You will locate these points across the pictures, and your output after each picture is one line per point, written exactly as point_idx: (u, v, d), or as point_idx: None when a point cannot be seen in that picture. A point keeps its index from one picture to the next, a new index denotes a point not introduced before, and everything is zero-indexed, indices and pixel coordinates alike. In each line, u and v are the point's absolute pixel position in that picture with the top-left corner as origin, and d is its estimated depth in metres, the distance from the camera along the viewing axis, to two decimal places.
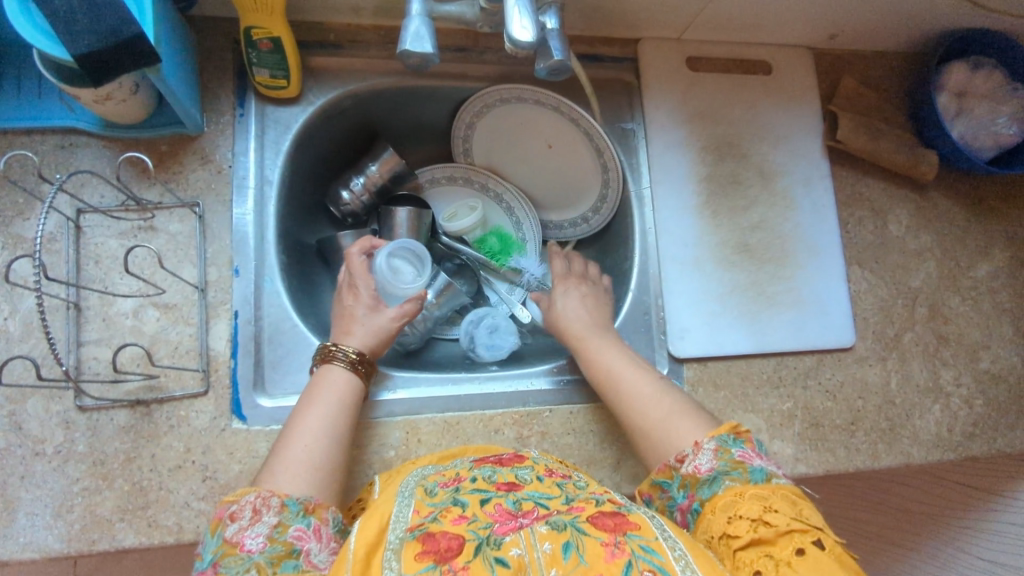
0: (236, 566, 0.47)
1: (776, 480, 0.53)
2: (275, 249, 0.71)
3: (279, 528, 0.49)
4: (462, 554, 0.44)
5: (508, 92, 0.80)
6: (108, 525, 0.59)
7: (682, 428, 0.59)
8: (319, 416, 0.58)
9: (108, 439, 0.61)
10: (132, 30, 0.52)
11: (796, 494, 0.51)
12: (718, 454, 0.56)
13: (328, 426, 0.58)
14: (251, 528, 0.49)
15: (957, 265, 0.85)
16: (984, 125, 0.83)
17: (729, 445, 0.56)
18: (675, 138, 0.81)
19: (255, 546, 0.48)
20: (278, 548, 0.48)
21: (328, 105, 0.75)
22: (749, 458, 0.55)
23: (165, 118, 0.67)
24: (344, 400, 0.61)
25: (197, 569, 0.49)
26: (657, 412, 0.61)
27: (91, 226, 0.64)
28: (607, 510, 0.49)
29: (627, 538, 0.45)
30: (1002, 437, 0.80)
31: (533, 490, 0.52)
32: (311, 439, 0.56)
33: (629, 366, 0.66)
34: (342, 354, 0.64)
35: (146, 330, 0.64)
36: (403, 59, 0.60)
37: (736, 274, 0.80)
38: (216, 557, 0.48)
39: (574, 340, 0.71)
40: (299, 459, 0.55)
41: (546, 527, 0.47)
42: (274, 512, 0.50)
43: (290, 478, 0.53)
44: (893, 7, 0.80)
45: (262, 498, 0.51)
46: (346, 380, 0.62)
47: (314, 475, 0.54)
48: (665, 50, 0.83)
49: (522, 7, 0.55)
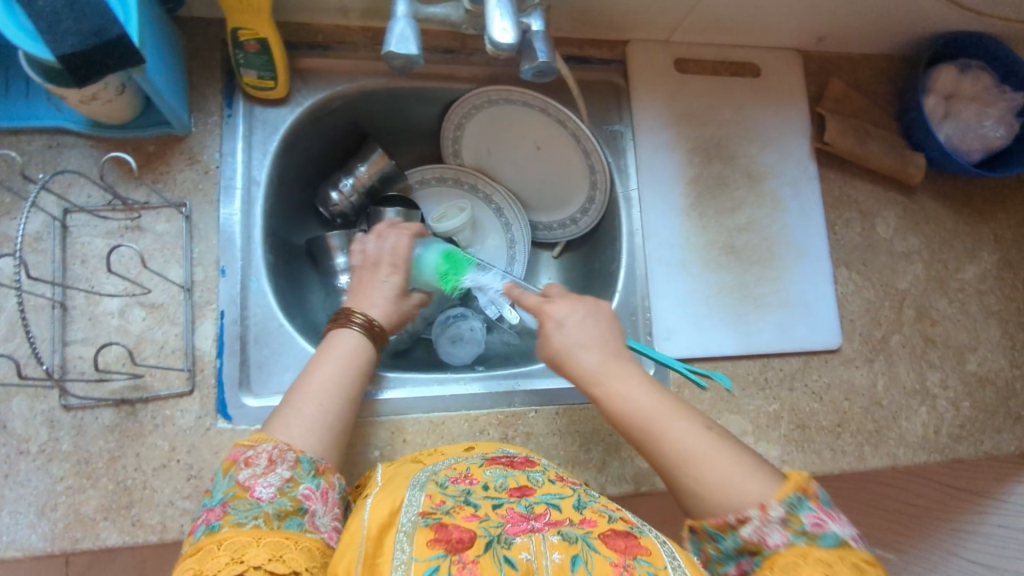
0: (245, 511, 0.48)
1: (849, 548, 0.47)
2: (262, 248, 0.71)
3: (290, 482, 0.51)
4: (472, 547, 0.45)
5: (497, 93, 0.80)
6: (91, 524, 0.59)
7: (743, 487, 0.52)
8: (329, 376, 0.60)
9: (93, 438, 0.61)
10: (116, 30, 0.52)
11: (868, 565, 0.46)
12: (787, 524, 0.49)
13: (338, 387, 0.60)
14: (264, 477, 0.51)
15: (945, 267, 0.85)
16: (971, 128, 0.84)
17: (797, 510, 0.49)
18: (663, 140, 0.82)
19: (264, 495, 0.49)
20: (286, 502, 0.50)
21: (316, 105, 0.75)
22: (822, 523, 0.48)
23: (153, 119, 0.67)
24: (355, 363, 0.62)
25: (205, 505, 0.50)
26: (710, 468, 0.53)
27: (77, 225, 0.64)
28: (619, 530, 0.49)
29: (636, 562, 0.45)
30: (988, 439, 0.80)
31: (544, 493, 0.53)
32: (322, 399, 0.58)
33: (664, 411, 0.56)
34: (357, 320, 0.65)
35: (131, 330, 0.64)
36: (388, 61, 0.60)
37: (723, 275, 0.80)
38: (226, 497, 0.50)
39: (589, 383, 0.59)
40: (309, 416, 0.57)
41: (558, 537, 0.47)
42: (288, 466, 0.52)
43: (300, 433, 0.55)
44: (881, 9, 0.80)
45: (279, 450, 0.53)
46: (359, 345, 0.64)
47: (321, 433, 0.56)
48: (654, 52, 0.83)
49: (503, 9, 0.55)
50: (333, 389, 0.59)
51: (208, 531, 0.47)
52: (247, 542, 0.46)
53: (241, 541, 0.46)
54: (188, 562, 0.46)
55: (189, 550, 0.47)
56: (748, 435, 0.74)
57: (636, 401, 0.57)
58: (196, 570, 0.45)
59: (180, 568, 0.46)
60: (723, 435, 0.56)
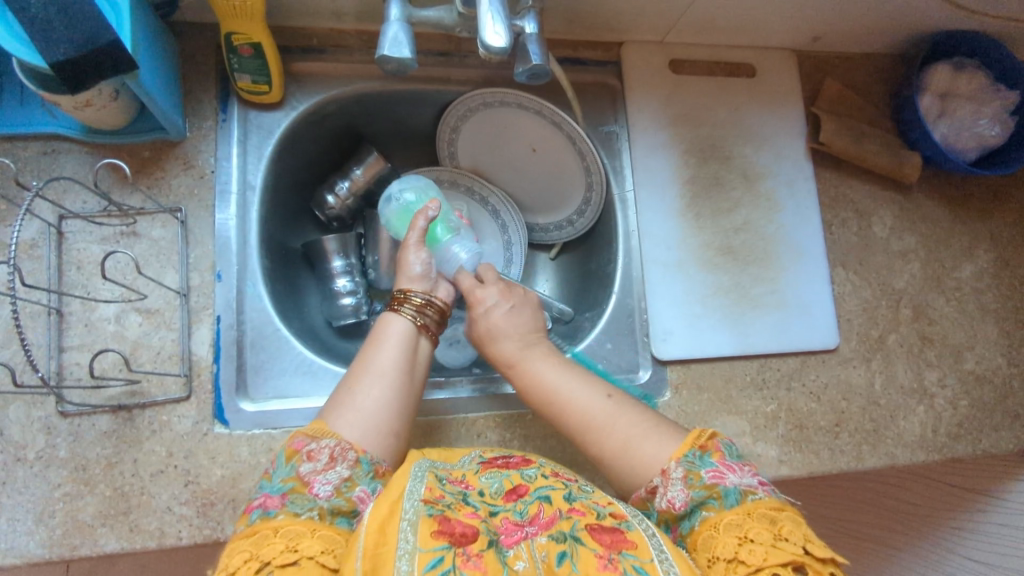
0: (301, 504, 0.51)
1: (751, 498, 0.51)
2: (258, 253, 0.71)
3: (348, 482, 0.52)
4: (476, 541, 0.46)
5: (492, 96, 0.80)
6: (89, 530, 0.59)
7: (647, 450, 0.56)
8: (391, 361, 0.60)
9: (91, 444, 0.61)
10: (109, 36, 0.52)
11: (772, 510, 0.50)
12: (689, 482, 0.52)
13: (401, 375, 0.59)
14: (324, 473, 0.52)
15: (942, 266, 0.85)
16: (966, 126, 0.84)
17: (697, 467, 0.53)
18: (658, 141, 0.82)
19: (322, 492, 0.52)
20: (341, 501, 0.52)
21: (311, 109, 0.75)
22: (721, 475, 0.52)
23: (148, 124, 0.67)
24: (413, 349, 0.63)
25: (264, 489, 0.53)
26: (613, 432, 0.57)
27: (73, 231, 0.65)
28: (606, 525, 0.49)
29: (621, 557, 0.46)
30: (985, 438, 0.80)
31: (536, 490, 0.53)
32: (385, 386, 0.58)
33: (571, 381, 0.61)
34: (410, 304, 0.65)
35: (128, 335, 0.64)
36: (381, 65, 0.60)
37: (719, 276, 0.80)
38: (286, 488, 0.52)
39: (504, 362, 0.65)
40: (372, 406, 0.57)
41: (547, 538, 0.48)
42: (347, 465, 0.53)
43: (362, 425, 0.56)
44: (875, 9, 0.80)
45: (340, 448, 0.54)
46: (411, 330, 0.63)
47: (384, 425, 0.57)
48: (648, 53, 0.83)
49: (495, 13, 0.55)
50: (395, 376, 0.59)
51: (264, 516, 0.50)
52: (303, 532, 0.49)
53: (297, 530, 0.49)
54: (244, 542, 0.48)
55: (245, 530, 0.49)
56: (745, 436, 0.74)
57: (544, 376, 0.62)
58: (252, 552, 0.47)
59: (234, 546, 0.48)
60: (625, 400, 0.60)
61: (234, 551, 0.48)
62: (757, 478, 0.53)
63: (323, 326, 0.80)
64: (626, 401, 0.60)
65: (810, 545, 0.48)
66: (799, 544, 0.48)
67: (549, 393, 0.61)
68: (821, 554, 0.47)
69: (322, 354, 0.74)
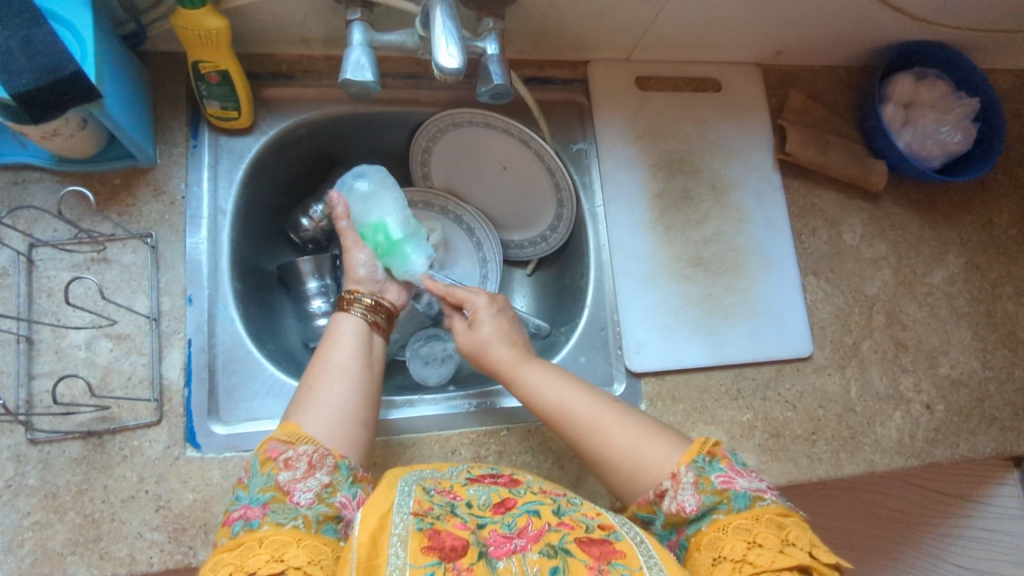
0: (284, 513, 0.51)
1: (759, 504, 0.52)
2: (229, 276, 0.71)
3: (329, 489, 0.53)
4: (466, 555, 0.46)
5: (460, 116, 0.81)
6: (59, 559, 0.59)
7: (656, 453, 0.57)
8: (347, 359, 0.63)
9: (60, 471, 0.61)
10: (71, 68, 0.53)
11: (781, 515, 0.51)
12: (700, 487, 0.54)
13: (359, 370, 0.62)
14: (303, 481, 0.53)
15: (913, 272, 0.86)
16: (930, 134, 0.85)
17: (706, 472, 0.54)
18: (627, 156, 0.83)
19: (303, 500, 0.52)
20: (324, 508, 0.52)
21: (281, 133, 0.76)
22: (731, 480, 0.54)
23: (117, 152, 0.68)
24: (368, 345, 0.65)
25: (242, 501, 0.52)
26: (618, 439, 0.59)
27: (43, 259, 0.65)
28: (594, 537, 0.50)
29: (610, 567, 0.46)
30: (964, 442, 0.80)
31: (525, 503, 0.54)
32: (347, 383, 0.61)
33: (574, 391, 0.63)
34: (359, 304, 0.68)
35: (98, 361, 0.64)
36: (345, 88, 0.61)
37: (690, 287, 0.81)
38: (266, 498, 0.52)
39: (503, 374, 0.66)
40: (335, 404, 0.59)
41: (538, 553, 0.48)
42: (327, 471, 0.54)
43: (329, 423, 0.58)
44: (834, 22, 0.82)
45: (319, 455, 0.55)
46: (357, 326, 0.66)
47: (350, 421, 0.59)
48: (614, 71, 0.85)
49: (448, 35, 0.56)
50: (355, 372, 0.62)
51: (248, 528, 0.50)
52: (290, 542, 0.49)
53: (282, 540, 0.49)
54: (228, 554, 0.48)
55: (228, 543, 0.49)
56: (722, 446, 0.74)
57: (547, 386, 0.63)
58: (237, 564, 0.47)
59: (219, 558, 0.48)
60: (625, 407, 0.62)
61: (218, 564, 0.48)
62: (763, 484, 0.55)
63: (299, 348, 0.81)
64: (627, 409, 0.62)
65: (816, 551, 0.49)
66: (805, 550, 0.49)
67: (552, 403, 0.62)
68: (828, 559, 0.48)
69: (297, 376, 0.74)
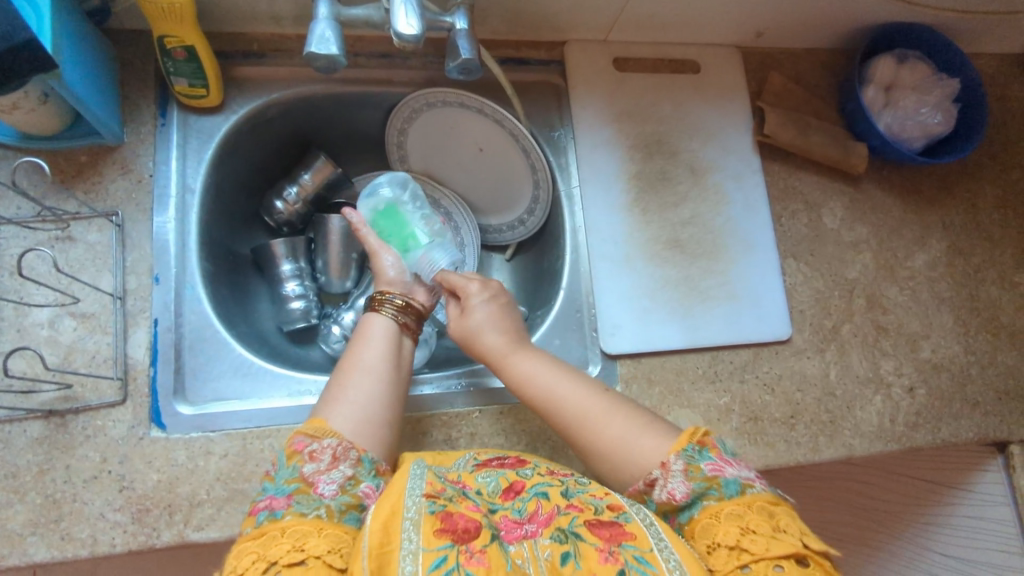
0: (307, 504, 0.50)
1: (750, 491, 0.51)
2: (197, 257, 0.70)
3: (352, 481, 0.52)
4: (479, 537, 0.45)
5: (434, 96, 0.80)
6: (18, 539, 0.58)
7: (645, 445, 0.56)
8: (378, 358, 0.62)
9: (21, 451, 0.60)
10: (26, 35, 0.52)
11: (770, 503, 0.50)
12: (689, 474, 0.52)
13: (388, 368, 0.61)
14: (327, 473, 0.52)
15: (894, 256, 0.85)
16: (910, 116, 0.84)
17: (696, 460, 0.53)
18: (603, 137, 0.82)
19: (326, 492, 0.51)
20: (347, 498, 0.51)
21: (250, 114, 0.75)
22: (720, 468, 0.53)
23: (83, 129, 0.67)
24: (397, 347, 0.64)
25: (268, 491, 0.51)
26: (607, 429, 0.58)
27: (6, 237, 0.64)
28: (604, 519, 0.48)
29: (621, 549, 0.45)
30: (944, 427, 0.80)
31: (533, 486, 0.54)
32: (376, 380, 0.60)
33: (565, 382, 0.62)
34: (389, 305, 0.67)
35: (62, 340, 0.63)
36: (310, 62, 0.60)
37: (667, 268, 0.80)
38: (291, 489, 0.51)
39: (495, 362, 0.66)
40: (363, 400, 0.58)
41: (550, 538, 0.48)
42: (350, 463, 0.53)
43: (355, 419, 0.57)
44: (812, 3, 0.82)
45: (343, 447, 0.54)
46: (387, 327, 0.65)
47: (375, 417, 0.58)
48: (591, 52, 0.84)
49: (409, 6, 0.55)
50: (385, 371, 0.61)
51: (272, 517, 0.49)
52: (311, 532, 0.48)
53: (304, 530, 0.48)
54: (250, 544, 0.47)
55: (252, 533, 0.48)
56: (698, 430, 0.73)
57: (536, 376, 0.63)
58: (258, 553, 0.46)
59: (241, 547, 0.47)
60: (615, 397, 0.61)
61: (240, 552, 0.47)
62: (751, 472, 0.54)
63: (273, 333, 0.80)
64: (617, 400, 0.61)
65: (807, 538, 0.48)
66: (797, 536, 0.48)
67: (540, 393, 0.62)
68: (819, 547, 0.47)
69: (270, 358, 0.73)
